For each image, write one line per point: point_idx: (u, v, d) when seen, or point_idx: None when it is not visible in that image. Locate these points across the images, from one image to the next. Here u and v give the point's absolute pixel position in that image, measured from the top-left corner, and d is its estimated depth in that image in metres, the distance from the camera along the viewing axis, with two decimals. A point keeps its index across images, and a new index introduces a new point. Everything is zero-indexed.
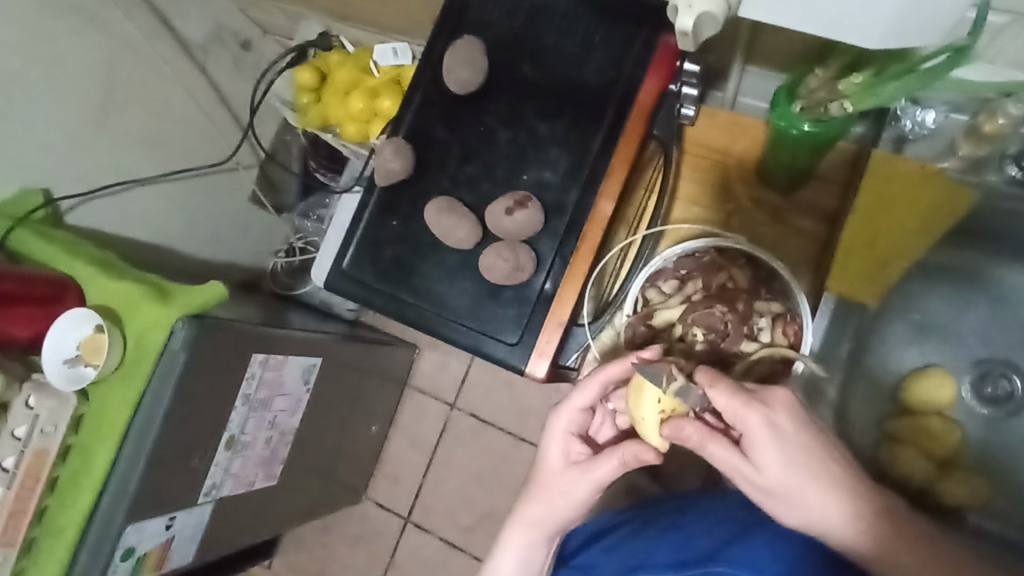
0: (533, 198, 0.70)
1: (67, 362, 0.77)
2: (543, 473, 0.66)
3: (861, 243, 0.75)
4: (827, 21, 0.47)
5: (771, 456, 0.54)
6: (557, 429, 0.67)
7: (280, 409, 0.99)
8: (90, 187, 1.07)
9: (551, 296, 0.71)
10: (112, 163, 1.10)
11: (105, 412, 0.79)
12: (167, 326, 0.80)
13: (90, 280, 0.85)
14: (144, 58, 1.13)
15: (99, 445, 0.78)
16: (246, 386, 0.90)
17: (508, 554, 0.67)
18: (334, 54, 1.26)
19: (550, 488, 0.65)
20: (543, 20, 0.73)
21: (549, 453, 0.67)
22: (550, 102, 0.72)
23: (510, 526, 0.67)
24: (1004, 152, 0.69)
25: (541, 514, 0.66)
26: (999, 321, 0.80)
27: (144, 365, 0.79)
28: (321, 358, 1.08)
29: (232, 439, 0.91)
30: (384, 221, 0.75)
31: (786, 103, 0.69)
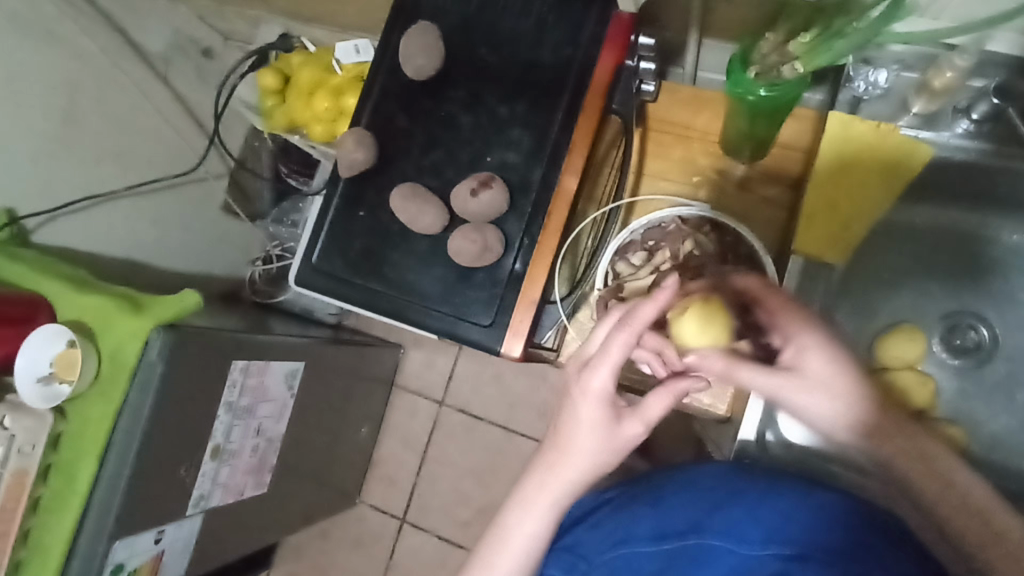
0: (497, 178, 0.70)
1: (41, 380, 0.76)
2: (549, 451, 0.55)
3: (824, 204, 0.77)
4: None
5: (817, 373, 0.61)
6: (583, 407, 0.54)
7: (265, 416, 0.99)
8: (55, 204, 1.05)
9: (522, 275, 0.70)
10: (77, 179, 1.09)
11: (85, 428, 0.78)
12: (141, 338, 0.79)
13: (61, 297, 0.84)
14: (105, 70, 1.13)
15: (80, 462, 0.77)
16: (228, 393, 0.90)
17: (508, 559, 0.55)
18: (296, 55, 1.26)
19: (562, 477, 0.54)
20: (496, 2, 0.73)
21: (591, 419, 0.54)
22: (508, 83, 0.72)
23: (505, 522, 0.56)
24: (956, 106, 0.71)
25: (544, 507, 0.55)
26: (962, 274, 0.82)
27: (120, 380, 0.78)
28: (304, 361, 1.07)
29: (217, 449, 0.91)
30: (351, 213, 0.75)
31: (740, 70, 0.69)
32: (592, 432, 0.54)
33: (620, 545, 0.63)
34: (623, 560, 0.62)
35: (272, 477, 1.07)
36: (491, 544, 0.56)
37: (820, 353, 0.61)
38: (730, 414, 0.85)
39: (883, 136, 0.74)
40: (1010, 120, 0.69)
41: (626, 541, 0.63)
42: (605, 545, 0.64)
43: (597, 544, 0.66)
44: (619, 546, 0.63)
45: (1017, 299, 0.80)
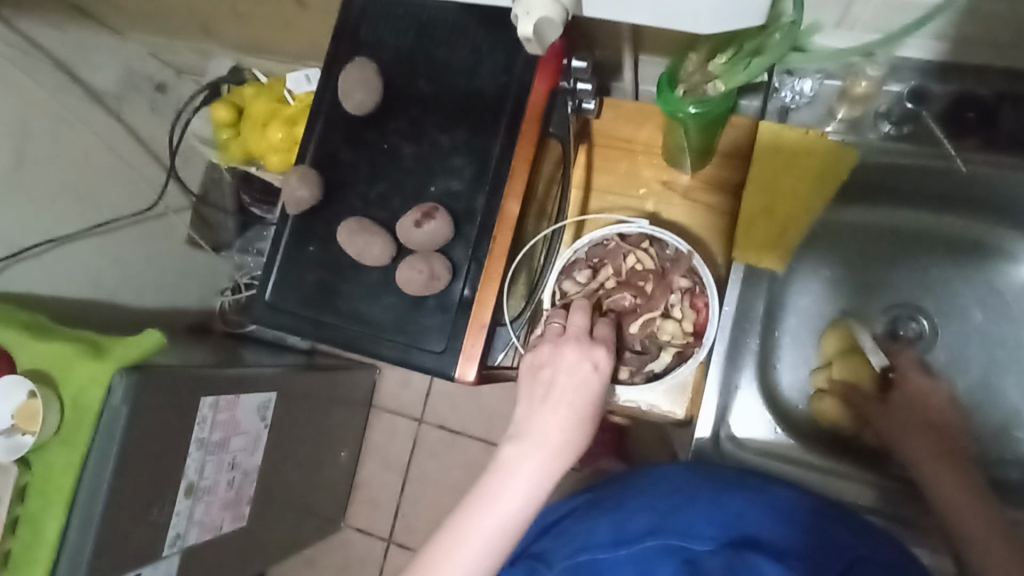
0: (440, 208, 0.71)
1: (3, 433, 0.76)
2: (541, 426, 0.59)
3: (761, 211, 0.78)
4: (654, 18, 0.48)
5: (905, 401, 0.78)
6: (573, 381, 0.61)
7: (238, 449, 0.99)
8: (9, 252, 1.05)
9: (471, 301, 0.71)
10: (29, 226, 1.08)
11: (50, 477, 0.78)
12: (104, 383, 0.79)
13: (19, 347, 0.84)
14: (56, 114, 1.13)
15: (48, 513, 0.77)
16: (199, 429, 0.90)
17: (494, 525, 0.56)
18: (247, 87, 1.27)
19: (553, 451, 0.59)
20: (431, 35, 0.75)
21: (579, 398, 0.61)
22: (448, 113, 0.74)
23: (494, 489, 0.57)
24: (878, 111, 0.75)
25: (530, 482, 0.57)
26: (901, 268, 0.85)
27: (85, 426, 0.78)
28: (276, 392, 1.07)
29: (191, 486, 0.91)
30: (302, 248, 0.76)
31: (669, 90, 0.68)
32: (582, 402, 0.61)
33: (582, 551, 0.61)
34: (588, 566, 0.60)
35: (250, 509, 1.07)
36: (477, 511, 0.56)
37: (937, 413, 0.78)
38: (689, 418, 0.81)
39: (811, 141, 0.77)
40: (928, 124, 0.72)
41: (588, 548, 0.61)
42: (569, 550, 0.63)
43: (559, 549, 0.64)
44: (581, 552, 0.61)
45: (952, 290, 0.84)
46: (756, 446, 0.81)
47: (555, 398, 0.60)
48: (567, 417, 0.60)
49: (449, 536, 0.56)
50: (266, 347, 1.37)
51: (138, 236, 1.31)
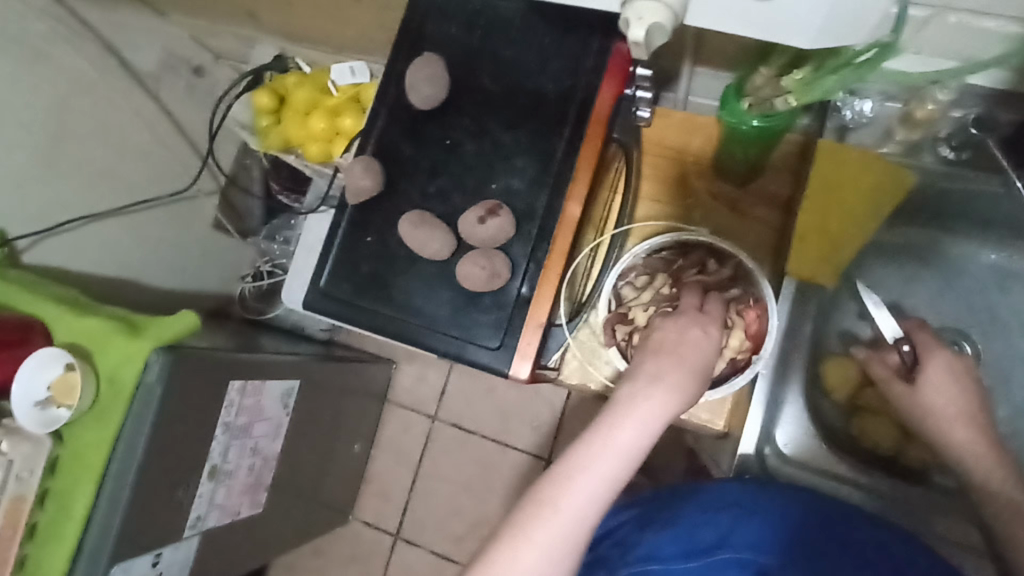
0: (503, 206, 0.72)
1: (38, 405, 0.76)
2: (655, 372, 0.58)
3: (816, 228, 0.80)
4: (759, 28, 0.45)
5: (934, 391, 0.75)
6: (689, 338, 0.60)
7: (260, 435, 1.00)
8: (44, 226, 1.06)
9: (529, 299, 0.72)
10: (61, 201, 1.09)
11: (81, 453, 0.78)
12: (140, 360, 0.79)
13: (56, 321, 0.84)
14: (93, 91, 1.14)
15: (77, 487, 0.77)
16: (225, 414, 0.90)
17: (602, 462, 0.53)
18: (290, 76, 1.27)
19: (667, 396, 0.57)
20: (498, 34, 0.76)
21: (691, 353, 0.59)
22: (512, 112, 0.74)
23: (606, 426, 0.54)
24: (937, 136, 0.75)
25: (645, 425, 0.55)
26: (941, 293, 0.87)
27: (119, 403, 0.78)
28: (298, 380, 1.07)
29: (214, 469, 0.91)
30: (358, 237, 0.76)
31: (735, 101, 0.71)
32: (697, 356, 0.59)
33: (649, 561, 0.65)
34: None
35: (267, 496, 1.07)
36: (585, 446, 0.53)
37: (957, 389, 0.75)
38: (727, 431, 0.86)
39: (870, 161, 0.79)
40: (989, 150, 0.73)
41: (654, 557, 0.65)
42: (633, 559, 0.66)
43: (619, 554, 0.67)
44: (648, 562, 0.65)
45: (995, 315, 0.85)
46: (801, 463, 0.81)
47: (673, 351, 0.59)
48: (684, 368, 0.58)
49: (555, 477, 0.52)
50: (287, 336, 1.37)
51: (168, 217, 1.31)
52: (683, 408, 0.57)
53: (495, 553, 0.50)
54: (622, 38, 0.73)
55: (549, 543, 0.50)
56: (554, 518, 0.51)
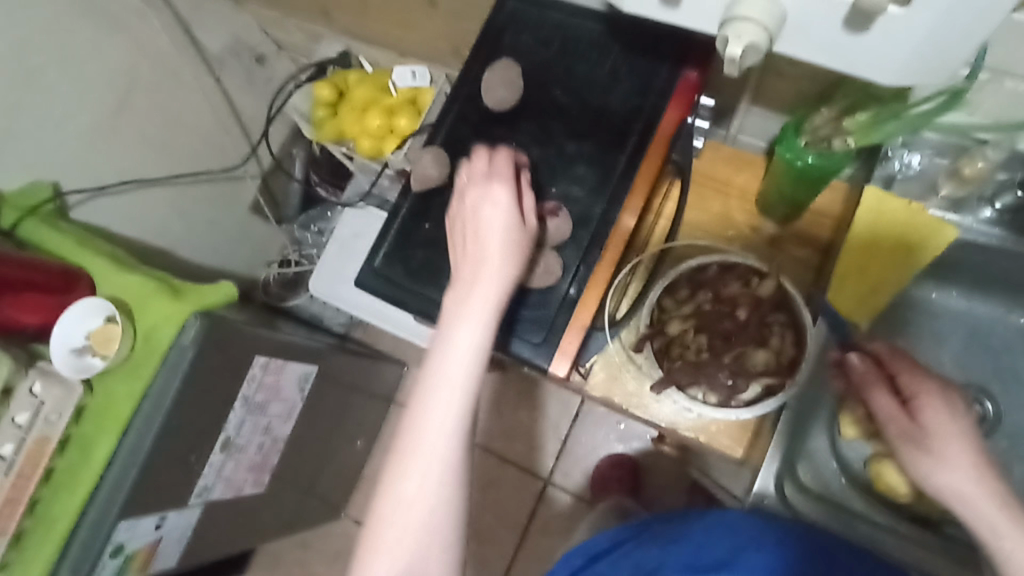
0: (563, 209, 0.75)
1: (74, 351, 0.78)
2: (471, 259, 0.60)
3: (856, 266, 0.83)
4: (843, 60, 0.48)
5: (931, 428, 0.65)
6: (483, 217, 0.60)
7: (275, 415, 1.01)
8: (97, 184, 1.10)
9: (575, 300, 0.75)
10: (117, 162, 1.13)
11: (110, 403, 0.80)
12: (178, 321, 0.81)
13: (101, 274, 0.87)
14: (159, 65, 1.19)
15: (100, 436, 0.79)
16: (247, 387, 0.92)
17: (449, 377, 0.57)
18: (353, 73, 1.31)
19: (487, 271, 0.59)
20: (573, 50, 0.80)
21: (494, 219, 0.60)
22: (579, 123, 0.78)
23: (440, 346, 0.58)
24: (982, 196, 0.78)
25: (475, 318, 0.57)
26: (968, 350, 0.89)
27: (152, 359, 0.80)
28: (316, 366, 1.10)
29: (227, 442, 0.92)
30: (417, 224, 0.79)
31: (792, 137, 0.76)
32: (504, 223, 0.60)
33: None
34: None
35: (270, 478, 1.08)
36: (427, 368, 0.57)
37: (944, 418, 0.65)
38: (746, 458, 0.85)
39: (914, 214, 0.80)
40: None
41: None
42: None
43: None
44: None
45: (1021, 379, 0.87)
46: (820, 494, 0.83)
47: (475, 233, 0.60)
48: (499, 244, 0.59)
49: (413, 413, 0.57)
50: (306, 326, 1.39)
51: (211, 193, 1.35)
52: (506, 277, 0.59)
53: (386, 497, 0.57)
54: (692, 66, 0.77)
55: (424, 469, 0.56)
56: (416, 442, 0.57)
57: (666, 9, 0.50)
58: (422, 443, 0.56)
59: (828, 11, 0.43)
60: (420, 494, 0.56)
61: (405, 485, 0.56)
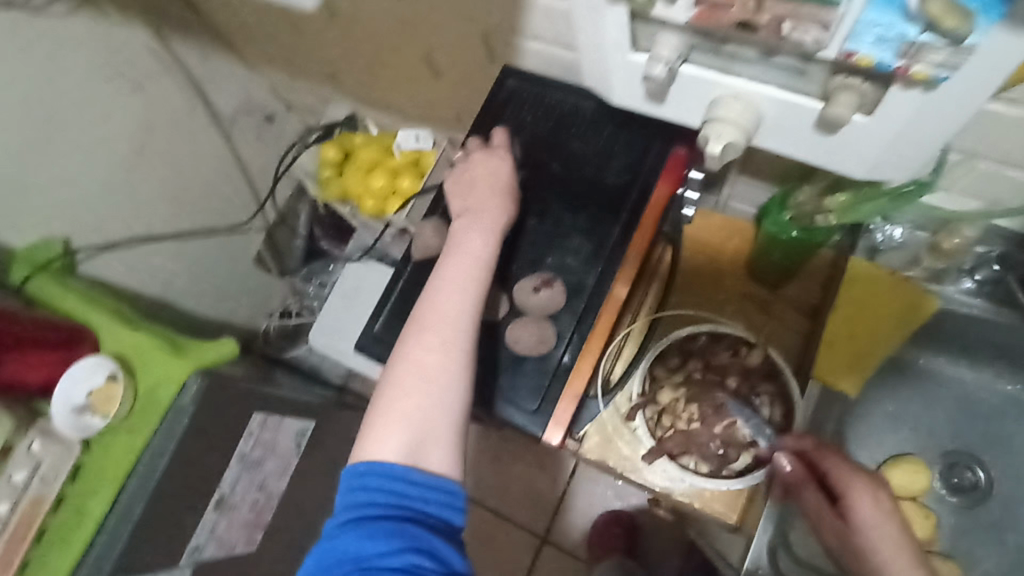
0: (556, 279, 0.79)
1: (74, 410, 0.78)
2: (478, 194, 0.73)
3: (844, 336, 0.85)
4: (820, 156, 0.51)
5: (866, 530, 0.69)
6: (486, 163, 0.75)
7: (270, 470, 1.02)
8: (108, 240, 1.13)
9: (569, 368, 0.77)
10: (128, 220, 1.17)
11: (108, 460, 0.81)
12: (180, 379, 0.84)
13: (106, 330, 0.89)
14: (176, 126, 1.24)
15: (95, 496, 0.79)
16: (243, 444, 0.93)
17: (461, 274, 0.66)
18: (358, 136, 1.35)
19: (494, 199, 0.73)
20: (568, 126, 0.84)
21: (496, 165, 0.75)
22: (574, 196, 0.82)
23: (451, 249, 0.68)
24: (961, 267, 0.81)
25: (486, 227, 0.70)
26: (959, 417, 0.90)
27: (152, 416, 0.82)
28: (314, 421, 1.12)
29: (221, 500, 0.91)
30: (416, 291, 0.82)
31: (778, 212, 0.79)
32: (504, 169, 0.76)
33: None
34: None
35: (263, 535, 1.07)
36: (442, 270, 0.66)
37: (873, 519, 0.69)
38: (741, 525, 0.84)
39: (894, 284, 0.83)
40: (1011, 286, 0.79)
41: None
42: None
43: None
44: None
45: (1008, 446, 0.88)
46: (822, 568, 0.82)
47: (480, 178, 0.74)
48: (499, 184, 0.74)
49: (426, 308, 0.64)
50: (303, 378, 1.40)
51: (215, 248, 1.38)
52: (506, 206, 0.73)
53: (398, 384, 0.60)
54: (681, 144, 0.81)
55: (440, 345, 0.62)
56: (433, 317, 0.63)
57: (653, 104, 0.54)
58: (447, 316, 0.63)
59: (799, 115, 0.47)
60: (437, 364, 0.61)
61: (423, 361, 0.61)
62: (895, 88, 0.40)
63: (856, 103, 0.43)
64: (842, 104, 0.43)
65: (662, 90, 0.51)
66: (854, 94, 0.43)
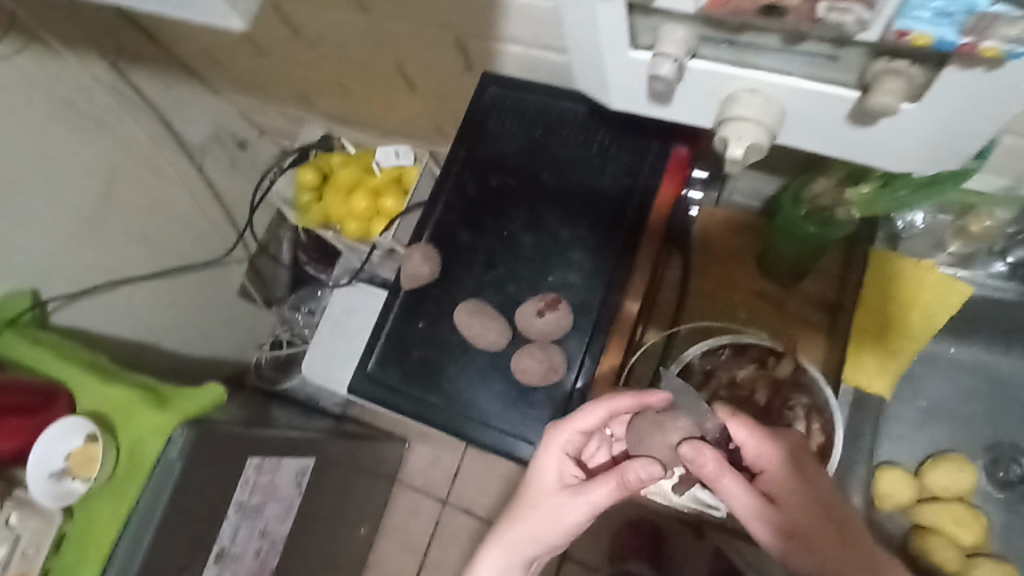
0: (562, 300, 0.72)
1: (53, 476, 0.72)
2: (528, 502, 0.67)
3: (870, 336, 0.81)
4: (855, 151, 0.45)
5: (772, 486, 0.63)
6: (545, 466, 0.67)
7: (272, 516, 0.92)
8: (80, 288, 1.07)
9: (583, 395, 0.71)
10: (98, 264, 1.10)
11: (92, 529, 0.73)
12: (164, 434, 0.75)
13: (83, 386, 0.81)
14: (143, 165, 1.18)
15: (83, 567, 0.71)
16: (240, 492, 0.83)
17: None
18: (335, 155, 1.25)
19: (532, 519, 0.66)
20: (559, 132, 0.78)
21: (546, 474, 0.67)
22: (572, 208, 0.76)
23: (481, 557, 0.69)
24: (991, 249, 0.76)
25: (511, 551, 0.67)
26: (1000, 406, 0.84)
27: (137, 478, 0.73)
28: (314, 457, 1.00)
29: (221, 553, 0.83)
30: (409, 323, 0.76)
31: (791, 208, 0.74)
32: (555, 492, 0.66)
33: None
34: None
35: None
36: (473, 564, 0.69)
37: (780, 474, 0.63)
38: None
39: (922, 273, 0.78)
40: None
41: None
42: None
43: None
44: None
45: None
46: None
47: (539, 479, 0.67)
48: (547, 507, 0.65)
49: None
50: (299, 408, 1.29)
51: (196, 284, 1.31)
52: (544, 535, 0.66)
53: None
54: (682, 142, 0.75)
55: None
56: None
57: (659, 106, 0.48)
58: None
59: (831, 106, 0.41)
60: None
61: None
62: (950, 69, 0.35)
63: (904, 89, 0.37)
64: (888, 92, 0.37)
65: (667, 91, 0.45)
66: (902, 79, 0.37)
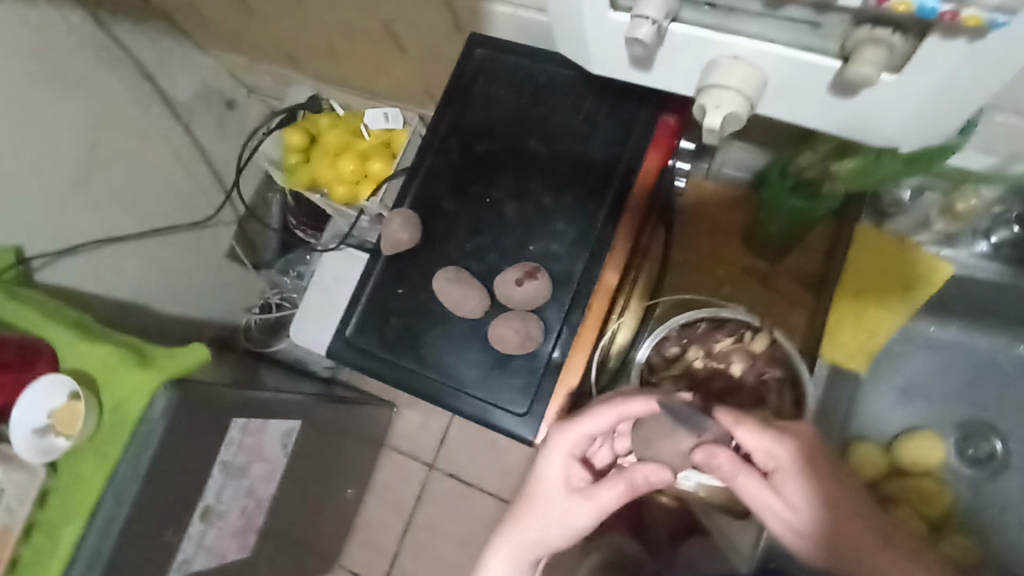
0: (542, 269, 0.71)
1: (36, 431, 0.73)
2: (534, 505, 0.68)
3: (852, 313, 0.81)
4: (841, 123, 0.44)
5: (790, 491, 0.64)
6: (551, 468, 0.68)
7: (257, 475, 0.92)
8: (64, 245, 1.05)
9: (560, 364, 0.71)
10: (83, 222, 1.09)
11: (78, 485, 0.73)
12: (146, 394, 0.75)
13: (65, 344, 0.81)
14: (128, 122, 1.15)
15: (67, 522, 0.72)
16: (224, 452, 0.83)
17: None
18: (323, 116, 1.23)
19: (540, 521, 0.67)
20: (546, 98, 0.77)
21: (552, 474, 0.68)
22: (556, 176, 0.75)
23: (487, 557, 0.70)
24: (976, 229, 0.75)
25: (518, 552, 0.69)
26: (977, 384, 0.85)
27: (121, 436, 0.74)
28: (299, 421, 1.00)
29: (206, 510, 0.84)
30: (390, 289, 0.76)
31: (778, 180, 0.76)
32: (563, 493, 0.67)
33: None
34: None
35: (258, 540, 1.00)
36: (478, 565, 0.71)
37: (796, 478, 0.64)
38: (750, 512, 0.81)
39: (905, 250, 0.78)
40: None
41: None
42: None
43: None
44: None
45: None
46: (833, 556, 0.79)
47: (545, 483, 0.68)
48: (555, 509, 0.67)
49: None
50: (290, 369, 1.29)
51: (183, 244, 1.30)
52: (552, 537, 0.67)
53: None
54: (670, 111, 0.74)
55: None
56: None
57: (641, 71, 0.47)
58: None
59: (812, 75, 0.40)
60: None
61: None
62: (932, 37, 0.34)
63: (885, 58, 0.36)
64: (867, 61, 0.36)
65: (648, 56, 0.44)
66: (882, 50, 0.36)
